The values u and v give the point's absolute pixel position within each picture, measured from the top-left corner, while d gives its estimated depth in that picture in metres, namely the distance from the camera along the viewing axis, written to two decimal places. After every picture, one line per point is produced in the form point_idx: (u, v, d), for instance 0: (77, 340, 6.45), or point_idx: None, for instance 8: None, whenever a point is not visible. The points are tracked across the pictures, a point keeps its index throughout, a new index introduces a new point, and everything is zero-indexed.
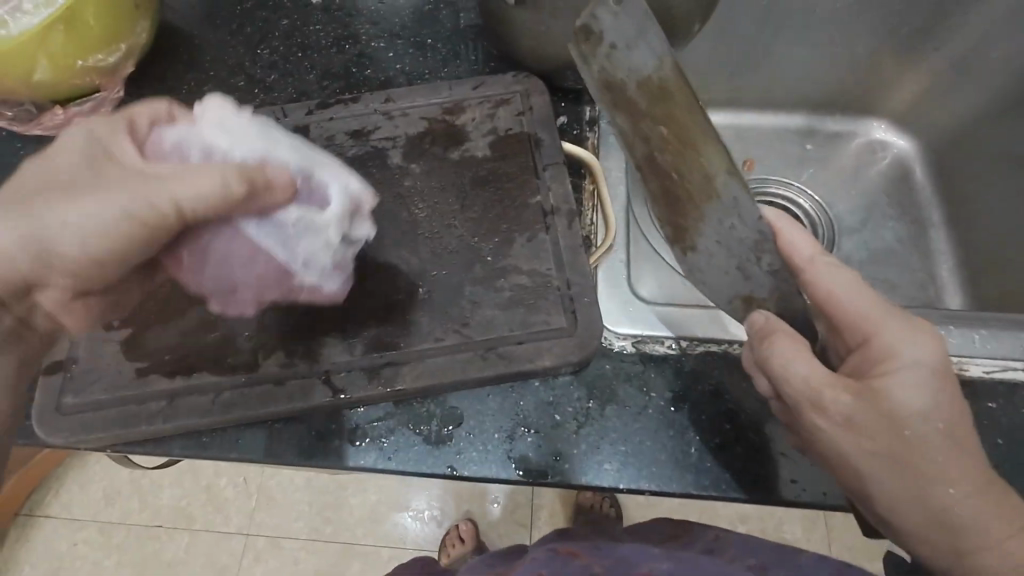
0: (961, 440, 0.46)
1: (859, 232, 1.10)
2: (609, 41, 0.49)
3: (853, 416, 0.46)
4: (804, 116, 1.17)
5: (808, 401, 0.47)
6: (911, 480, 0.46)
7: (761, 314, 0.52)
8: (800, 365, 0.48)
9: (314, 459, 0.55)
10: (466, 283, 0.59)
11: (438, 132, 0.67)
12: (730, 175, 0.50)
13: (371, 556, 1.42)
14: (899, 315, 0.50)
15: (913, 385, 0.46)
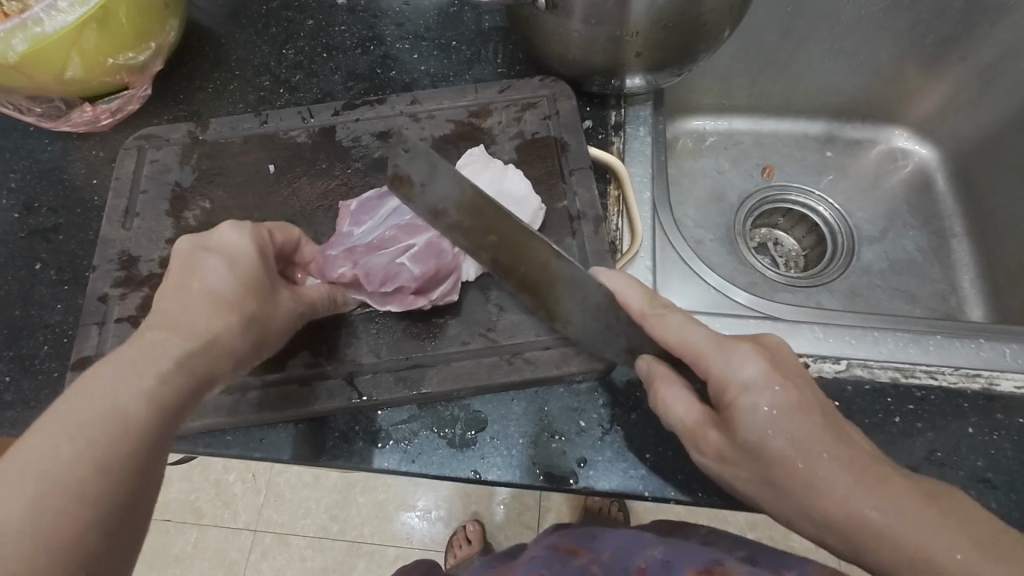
0: (838, 452, 0.40)
1: (880, 242, 1.09)
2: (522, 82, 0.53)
3: (722, 453, 0.44)
4: (825, 123, 1.16)
5: (689, 440, 0.46)
6: (795, 504, 0.40)
7: (643, 360, 0.51)
8: (678, 399, 0.47)
9: (337, 461, 0.55)
10: (492, 287, 0.59)
11: (464, 136, 0.67)
12: None
13: (378, 554, 1.42)
14: (714, 338, 0.46)
15: (775, 411, 0.42)
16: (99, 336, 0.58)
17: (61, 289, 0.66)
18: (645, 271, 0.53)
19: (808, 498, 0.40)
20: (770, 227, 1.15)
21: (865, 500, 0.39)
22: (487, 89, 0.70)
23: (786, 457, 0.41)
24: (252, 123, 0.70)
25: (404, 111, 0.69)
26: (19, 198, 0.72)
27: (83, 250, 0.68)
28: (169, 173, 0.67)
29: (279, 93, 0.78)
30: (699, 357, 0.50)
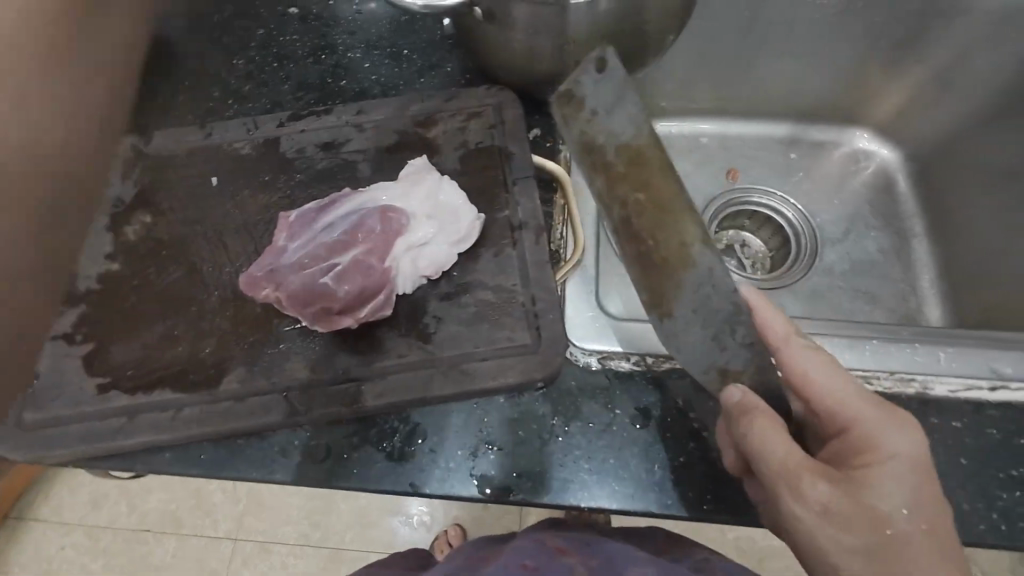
0: (932, 531, 0.45)
1: (842, 243, 1.09)
2: (589, 109, 0.55)
3: (827, 502, 0.46)
4: (788, 125, 1.17)
5: (786, 485, 0.46)
6: (921, 573, 0.44)
7: (738, 388, 0.50)
8: (776, 444, 0.47)
9: (274, 476, 0.54)
10: (432, 299, 0.59)
11: (408, 145, 0.67)
12: (704, 246, 0.54)
13: (356, 560, 1.42)
14: (883, 406, 0.49)
15: (890, 481, 0.46)
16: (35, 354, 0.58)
17: None
18: (662, 303, 0.54)
19: (945, 569, 0.44)
20: (736, 229, 1.16)
21: (930, 560, 0.44)
22: (433, 98, 0.70)
23: (934, 524, 0.45)
24: (197, 136, 0.69)
25: (350, 121, 0.69)
26: None
27: None
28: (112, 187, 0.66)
29: (229, 103, 0.78)
30: (796, 396, 0.53)
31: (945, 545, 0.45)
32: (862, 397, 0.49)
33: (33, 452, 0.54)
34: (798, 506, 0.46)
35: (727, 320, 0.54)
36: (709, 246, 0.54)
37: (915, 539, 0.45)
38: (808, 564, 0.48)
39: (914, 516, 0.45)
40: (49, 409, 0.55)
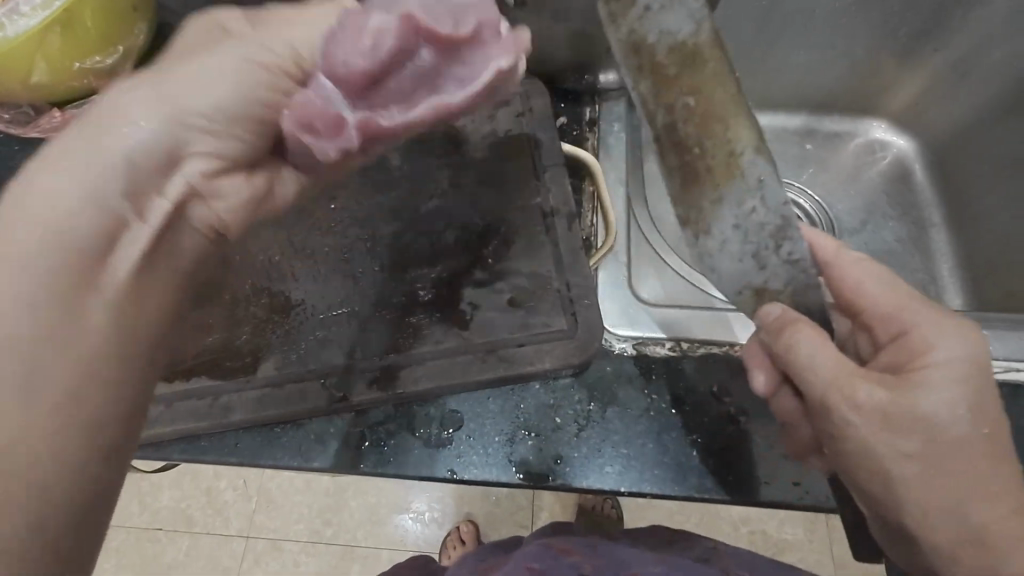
0: (995, 441, 0.44)
1: (860, 233, 1.09)
2: (643, 3, 0.48)
3: (884, 409, 0.44)
4: (803, 117, 1.17)
5: (837, 391, 0.45)
6: (969, 493, 0.43)
7: (775, 306, 0.50)
8: (824, 360, 0.46)
9: (312, 464, 0.54)
10: (466, 285, 0.59)
11: (436, 134, 0.67)
12: (756, 152, 0.49)
13: (370, 557, 1.42)
14: (933, 311, 0.48)
15: (948, 381, 0.44)
16: None
17: None
18: (699, 221, 0.53)
19: (994, 491, 0.43)
20: None
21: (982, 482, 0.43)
22: None
23: (987, 446, 0.44)
24: None
25: None
26: None
27: None
28: None
29: None
30: (849, 312, 0.52)
31: (1001, 469, 0.43)
32: (941, 321, 0.47)
33: None
34: (845, 417, 0.45)
35: (775, 232, 0.51)
36: (762, 151, 0.49)
37: (974, 462, 0.43)
38: (859, 484, 0.46)
39: (971, 436, 0.43)
40: None
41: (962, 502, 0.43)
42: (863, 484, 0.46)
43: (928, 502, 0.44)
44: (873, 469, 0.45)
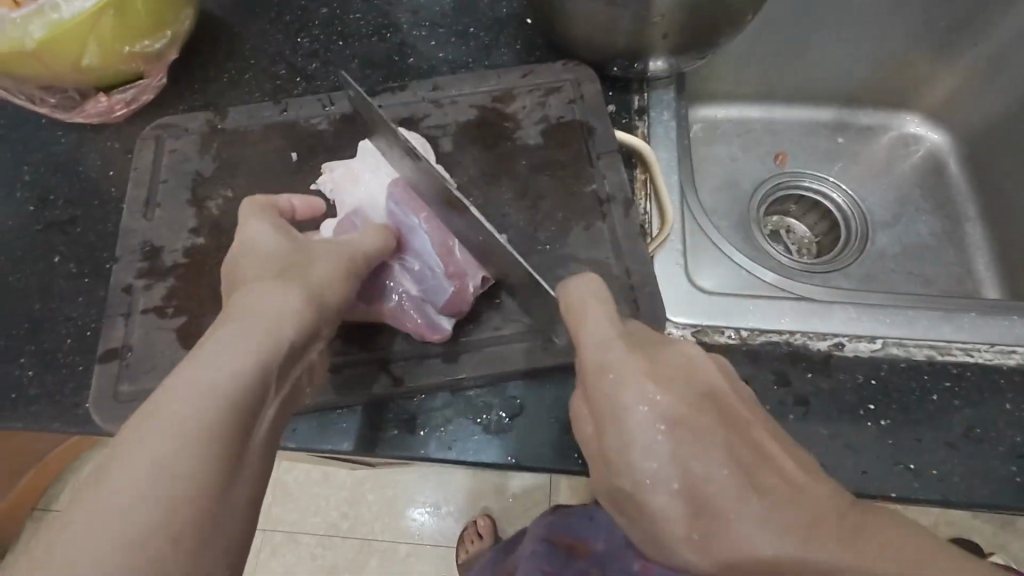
0: (756, 469, 0.40)
1: (893, 227, 1.09)
2: None
3: (664, 410, 0.41)
4: (836, 110, 1.16)
5: (590, 373, 0.44)
6: (716, 474, 0.39)
7: (556, 293, 0.49)
8: (601, 325, 0.46)
9: (369, 449, 0.53)
10: (525, 271, 0.58)
11: (488, 120, 0.66)
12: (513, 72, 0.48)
13: (387, 551, 1.42)
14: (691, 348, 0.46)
15: (652, 387, 0.42)
16: (127, 327, 0.57)
17: (83, 282, 0.65)
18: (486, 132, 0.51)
19: (763, 490, 0.39)
20: (783, 214, 1.15)
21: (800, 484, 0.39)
22: (510, 73, 0.69)
23: (719, 423, 0.42)
24: (271, 111, 0.68)
25: (426, 96, 0.68)
26: (37, 190, 0.71)
27: (103, 242, 0.66)
28: (190, 162, 0.66)
29: (295, 82, 0.77)
30: None
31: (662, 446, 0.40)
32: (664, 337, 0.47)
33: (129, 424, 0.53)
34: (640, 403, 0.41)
35: None
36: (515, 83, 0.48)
37: (741, 442, 0.41)
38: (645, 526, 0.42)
39: (679, 441, 0.40)
40: (145, 382, 0.55)
41: (701, 477, 0.39)
42: (679, 482, 0.40)
43: (690, 487, 0.40)
44: (665, 448, 0.41)
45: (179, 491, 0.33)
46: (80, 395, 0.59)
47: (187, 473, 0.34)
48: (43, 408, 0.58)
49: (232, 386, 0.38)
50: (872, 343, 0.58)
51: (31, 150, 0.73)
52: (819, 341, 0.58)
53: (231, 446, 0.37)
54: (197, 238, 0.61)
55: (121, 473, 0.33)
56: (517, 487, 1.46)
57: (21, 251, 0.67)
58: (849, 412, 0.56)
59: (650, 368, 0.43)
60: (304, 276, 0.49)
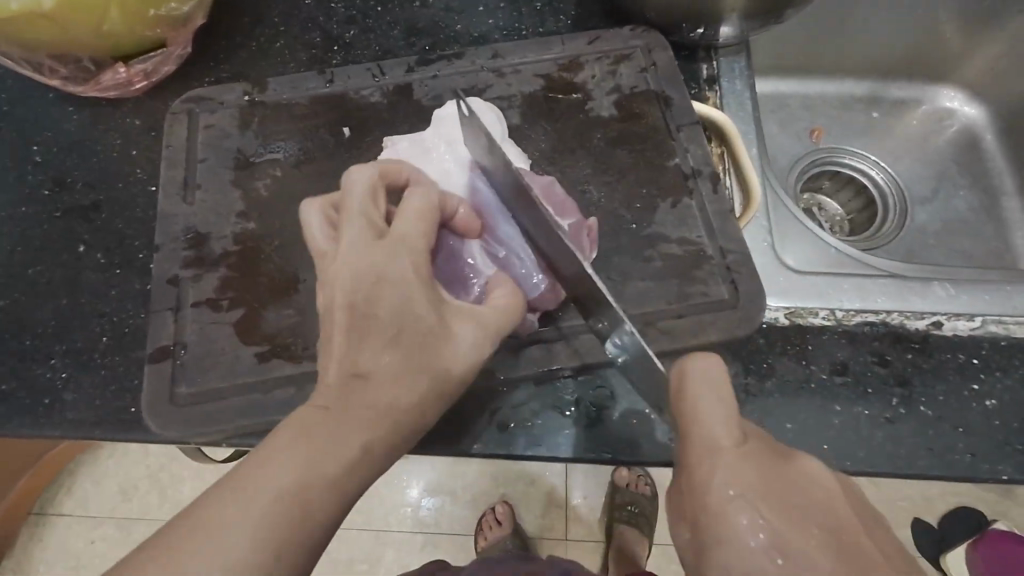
0: None
1: (931, 203, 1.07)
2: None
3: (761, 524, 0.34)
4: (870, 83, 1.13)
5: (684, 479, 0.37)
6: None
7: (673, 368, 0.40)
8: (722, 435, 0.37)
9: (456, 447, 0.52)
10: (612, 253, 0.54)
11: (556, 91, 0.62)
12: None
13: (405, 542, 1.24)
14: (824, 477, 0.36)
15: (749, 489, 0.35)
16: (177, 323, 0.52)
17: (114, 274, 0.58)
18: None
19: None
20: (814, 191, 1.12)
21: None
22: (575, 40, 0.64)
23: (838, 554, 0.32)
24: (317, 83, 0.62)
25: (486, 66, 0.63)
26: (50, 171, 0.63)
27: (133, 229, 0.60)
28: (229, 139, 0.59)
29: (332, 51, 0.69)
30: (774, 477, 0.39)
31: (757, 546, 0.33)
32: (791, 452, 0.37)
33: (192, 430, 0.49)
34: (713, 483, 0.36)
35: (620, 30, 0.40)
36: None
37: (842, 560, 0.32)
38: None
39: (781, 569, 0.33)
40: (205, 383, 0.50)
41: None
42: (739, 572, 0.34)
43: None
44: (727, 547, 0.34)
45: (254, 523, 0.34)
46: (124, 399, 0.53)
47: (263, 505, 0.35)
48: (83, 413, 0.53)
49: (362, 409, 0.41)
50: (972, 320, 0.55)
51: (40, 128, 0.65)
52: (917, 320, 0.56)
53: (308, 472, 0.37)
54: (248, 223, 0.56)
55: (225, 491, 0.35)
56: (537, 472, 1.29)
57: (39, 240, 0.60)
58: (953, 392, 0.53)
59: (745, 461, 0.36)
60: (408, 246, 0.46)
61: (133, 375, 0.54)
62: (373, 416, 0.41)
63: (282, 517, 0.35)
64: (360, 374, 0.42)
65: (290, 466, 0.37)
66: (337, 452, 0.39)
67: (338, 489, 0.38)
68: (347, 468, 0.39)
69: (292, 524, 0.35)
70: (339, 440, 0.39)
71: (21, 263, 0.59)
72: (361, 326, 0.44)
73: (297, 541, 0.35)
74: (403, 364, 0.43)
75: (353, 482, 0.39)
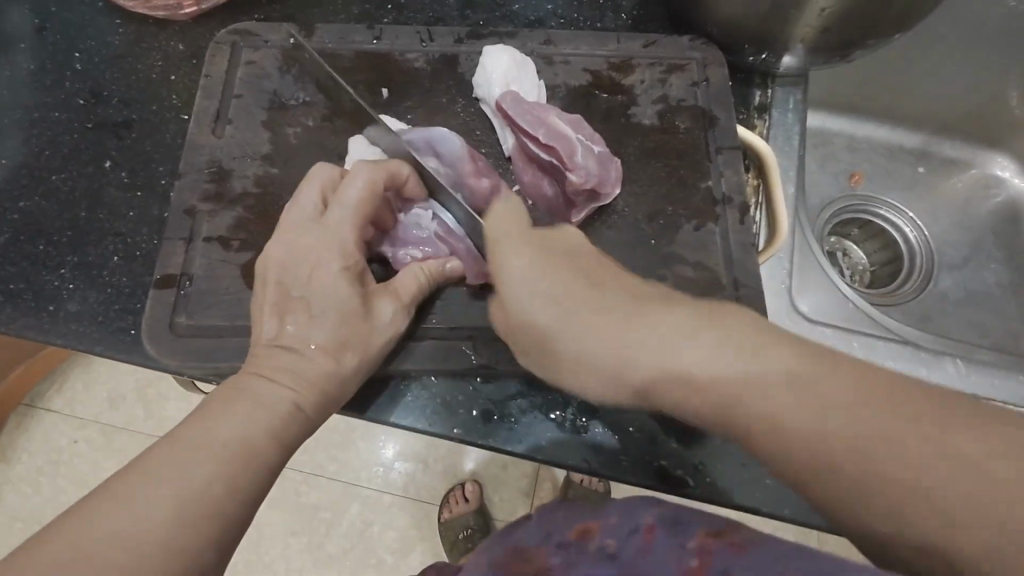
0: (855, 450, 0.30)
1: (960, 269, 1.01)
2: None
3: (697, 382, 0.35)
4: (923, 136, 1.07)
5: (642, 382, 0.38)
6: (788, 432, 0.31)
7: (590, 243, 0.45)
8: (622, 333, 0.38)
9: (436, 429, 0.51)
10: (625, 266, 0.54)
11: (602, 91, 0.60)
12: None
13: (369, 498, 1.20)
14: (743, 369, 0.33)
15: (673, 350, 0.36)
16: (188, 255, 0.53)
17: (135, 196, 0.58)
18: None
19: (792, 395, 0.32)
20: (841, 237, 1.06)
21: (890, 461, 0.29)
22: (631, 40, 0.62)
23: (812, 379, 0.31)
24: (363, 38, 0.61)
25: (537, 51, 0.62)
26: (88, 82, 0.63)
27: (159, 154, 0.60)
28: (268, 81, 0.59)
29: (385, 9, 0.67)
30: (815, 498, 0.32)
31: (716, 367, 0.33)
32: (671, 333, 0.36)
33: (187, 362, 0.49)
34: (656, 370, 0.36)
35: None
36: None
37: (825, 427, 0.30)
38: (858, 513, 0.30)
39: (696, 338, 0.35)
40: (207, 318, 0.51)
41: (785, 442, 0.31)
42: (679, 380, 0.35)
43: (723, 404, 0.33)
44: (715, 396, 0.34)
45: (154, 528, 0.33)
46: (123, 320, 0.54)
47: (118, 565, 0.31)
48: (82, 326, 0.53)
49: (334, 307, 0.46)
50: None
51: (84, 36, 0.65)
52: None
53: (180, 515, 0.34)
54: (271, 167, 0.56)
55: (103, 488, 0.34)
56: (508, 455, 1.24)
57: (66, 148, 0.60)
58: None
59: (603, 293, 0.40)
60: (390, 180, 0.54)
61: (137, 297, 0.55)
62: (273, 399, 0.42)
63: (182, 507, 0.34)
64: (281, 300, 0.47)
65: (193, 439, 0.37)
66: (258, 421, 0.40)
67: (236, 469, 0.37)
68: (255, 447, 0.39)
69: (229, 480, 0.36)
70: (240, 426, 0.39)
71: (48, 168, 0.60)
72: (289, 228, 0.49)
73: (222, 517, 0.35)
74: (358, 290, 0.48)
75: (261, 416, 0.41)
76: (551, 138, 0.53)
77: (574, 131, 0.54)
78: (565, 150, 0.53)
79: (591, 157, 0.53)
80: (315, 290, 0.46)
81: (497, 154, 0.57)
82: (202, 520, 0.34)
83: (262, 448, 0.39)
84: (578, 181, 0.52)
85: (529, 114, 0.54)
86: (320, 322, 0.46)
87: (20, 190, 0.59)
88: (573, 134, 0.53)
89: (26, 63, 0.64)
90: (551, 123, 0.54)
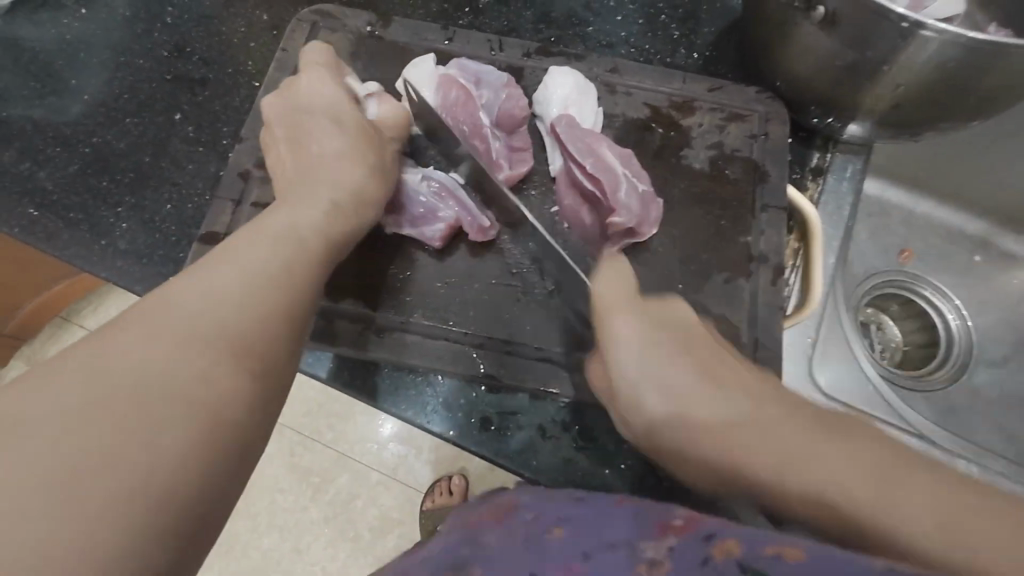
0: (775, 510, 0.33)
1: (999, 368, 0.96)
2: None
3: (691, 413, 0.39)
4: (987, 224, 1.01)
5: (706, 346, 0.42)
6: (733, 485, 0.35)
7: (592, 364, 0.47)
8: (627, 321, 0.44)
9: (434, 428, 0.53)
10: None
11: (659, 128, 0.60)
12: None
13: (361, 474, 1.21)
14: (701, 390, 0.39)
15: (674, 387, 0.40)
16: (235, 217, 0.55)
17: (197, 150, 0.62)
18: None
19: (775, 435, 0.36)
20: (880, 310, 1.02)
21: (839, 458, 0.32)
22: (696, 82, 0.62)
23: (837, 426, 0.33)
24: (436, 37, 0.63)
25: (601, 77, 0.62)
26: (174, 36, 0.67)
27: (226, 115, 0.63)
28: (339, 63, 0.62)
29: (462, 12, 0.69)
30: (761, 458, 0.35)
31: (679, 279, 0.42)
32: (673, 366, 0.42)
33: None
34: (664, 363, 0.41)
35: None
36: None
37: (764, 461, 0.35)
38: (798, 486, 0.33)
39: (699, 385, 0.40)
40: None
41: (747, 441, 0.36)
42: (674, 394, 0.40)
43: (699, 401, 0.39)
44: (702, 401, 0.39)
45: (211, 332, 0.33)
46: (166, 266, 0.57)
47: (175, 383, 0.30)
48: (127, 265, 0.57)
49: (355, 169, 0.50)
50: None
51: None
52: None
53: (226, 318, 0.34)
54: None
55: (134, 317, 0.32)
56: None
57: (144, 95, 0.64)
58: None
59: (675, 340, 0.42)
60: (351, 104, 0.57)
61: (180, 247, 0.57)
62: (300, 223, 0.43)
63: (232, 314, 0.34)
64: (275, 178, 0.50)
65: (223, 258, 0.37)
66: (289, 239, 0.41)
67: (284, 280, 0.38)
68: (290, 259, 0.40)
69: (276, 284, 0.37)
70: (269, 245, 0.40)
71: (123, 111, 0.63)
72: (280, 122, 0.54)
73: (278, 311, 0.36)
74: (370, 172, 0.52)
75: (277, 294, 0.37)
76: (596, 169, 0.53)
77: (619, 166, 0.54)
78: (608, 184, 0.53)
79: (633, 194, 0.54)
80: (317, 152, 0.51)
81: (542, 172, 0.58)
82: (258, 321, 0.35)
83: (297, 255, 0.41)
84: (619, 221, 0.53)
85: (582, 142, 0.54)
86: (344, 170, 0.50)
87: (95, 127, 0.62)
88: (618, 170, 0.54)
89: (122, 9, 0.68)
90: (599, 155, 0.54)
